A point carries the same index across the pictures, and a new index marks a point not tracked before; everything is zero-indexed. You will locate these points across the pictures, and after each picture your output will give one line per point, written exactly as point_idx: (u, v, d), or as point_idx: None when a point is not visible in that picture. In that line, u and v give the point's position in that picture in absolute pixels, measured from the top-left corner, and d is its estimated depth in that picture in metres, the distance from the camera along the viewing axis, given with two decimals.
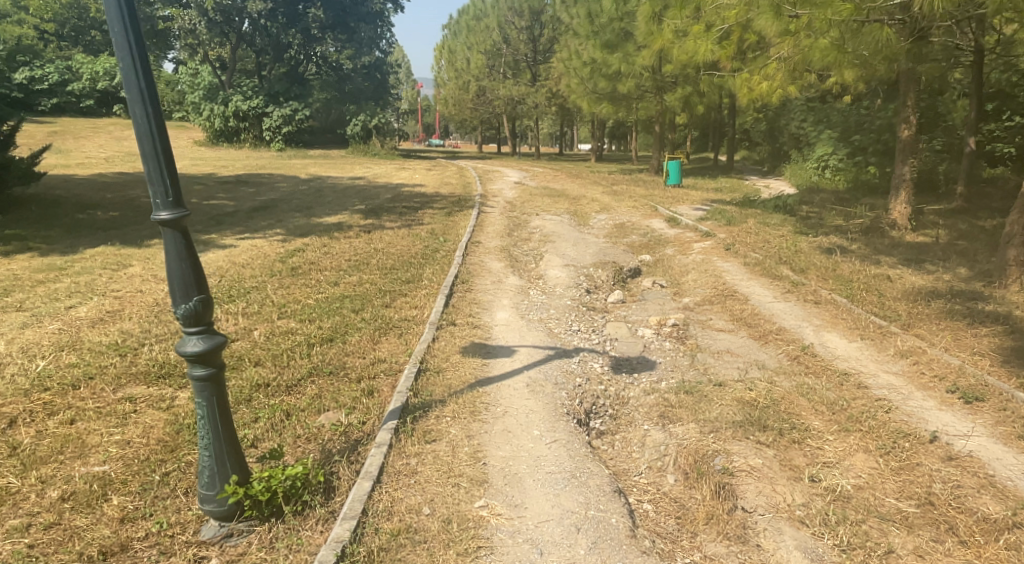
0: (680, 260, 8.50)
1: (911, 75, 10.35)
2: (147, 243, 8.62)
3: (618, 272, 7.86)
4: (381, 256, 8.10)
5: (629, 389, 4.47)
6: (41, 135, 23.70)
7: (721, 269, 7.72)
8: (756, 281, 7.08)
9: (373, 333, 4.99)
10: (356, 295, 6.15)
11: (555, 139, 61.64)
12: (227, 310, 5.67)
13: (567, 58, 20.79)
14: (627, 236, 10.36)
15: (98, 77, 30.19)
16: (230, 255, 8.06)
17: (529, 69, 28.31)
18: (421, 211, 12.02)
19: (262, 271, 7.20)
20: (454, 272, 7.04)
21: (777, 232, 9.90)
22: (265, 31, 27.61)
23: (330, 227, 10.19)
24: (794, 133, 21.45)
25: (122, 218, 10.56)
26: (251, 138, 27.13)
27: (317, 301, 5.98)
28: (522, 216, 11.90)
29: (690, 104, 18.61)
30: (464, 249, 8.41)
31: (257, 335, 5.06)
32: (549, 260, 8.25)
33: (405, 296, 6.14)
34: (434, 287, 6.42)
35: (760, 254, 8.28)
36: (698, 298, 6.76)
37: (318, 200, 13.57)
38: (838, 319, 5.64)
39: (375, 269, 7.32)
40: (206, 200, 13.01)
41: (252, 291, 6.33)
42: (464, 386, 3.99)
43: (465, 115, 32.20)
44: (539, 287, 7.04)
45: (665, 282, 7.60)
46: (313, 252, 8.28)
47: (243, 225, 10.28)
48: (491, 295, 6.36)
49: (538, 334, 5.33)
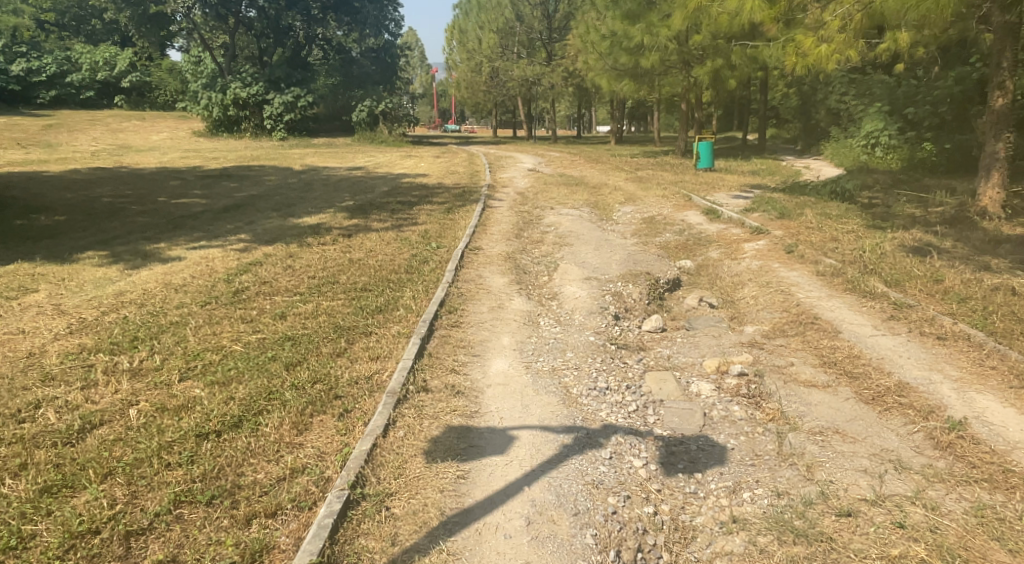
0: (731, 269, 6.77)
1: (1008, 28, 8.39)
2: (76, 257, 7.10)
3: (653, 288, 6.15)
4: (355, 270, 6.48)
5: (693, 512, 2.80)
6: (34, 129, 22.47)
7: (789, 281, 5.97)
8: (843, 301, 5.33)
9: (303, 408, 3.39)
10: (300, 337, 4.51)
11: (572, 119, 59.59)
12: (113, 366, 4.07)
13: (584, 32, 18.94)
14: (658, 233, 8.65)
15: (98, 67, 28.90)
16: (168, 272, 6.50)
17: (544, 47, 26.48)
18: (416, 206, 10.41)
19: (195, 297, 5.62)
20: (441, 295, 5.38)
21: (844, 226, 8.10)
22: (264, 14, 26.03)
23: (304, 230, 8.59)
24: (834, 108, 19.42)
25: (68, 222, 9.09)
26: (252, 128, 25.43)
27: (245, 348, 4.36)
28: (534, 210, 10.21)
29: (721, 78, 16.35)
30: (460, 259, 6.75)
31: (135, 412, 3.44)
32: (566, 273, 6.55)
33: (368, 336, 4.50)
34: (410, 320, 4.77)
35: (837, 260, 6.49)
36: (767, 326, 5.04)
37: (305, 195, 12.03)
38: (985, 371, 3.92)
39: (340, 291, 5.68)
40: (177, 198, 11.50)
41: (169, 331, 4.74)
42: (423, 540, 2.43)
43: (478, 98, 30.43)
44: (552, 315, 5.35)
45: (716, 301, 5.88)
46: (272, 266, 6.67)
47: (205, 230, 8.73)
48: (486, 332, 4.70)
49: (546, 402, 3.66)
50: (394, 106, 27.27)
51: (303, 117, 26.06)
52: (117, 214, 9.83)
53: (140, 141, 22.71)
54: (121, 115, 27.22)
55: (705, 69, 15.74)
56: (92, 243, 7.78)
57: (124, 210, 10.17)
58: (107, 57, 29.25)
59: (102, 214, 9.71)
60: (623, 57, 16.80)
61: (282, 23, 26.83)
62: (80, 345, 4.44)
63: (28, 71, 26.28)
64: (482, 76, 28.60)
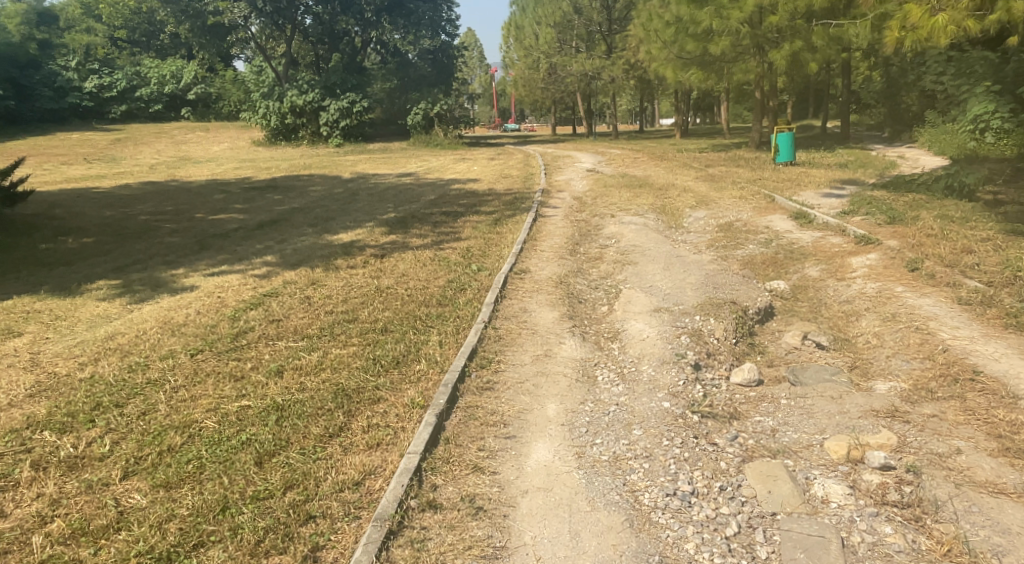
0: (838, 294, 5.45)
1: None
2: (85, 287, 6.46)
3: (741, 322, 4.90)
4: (380, 302, 5.53)
5: None
6: (102, 143, 22.82)
7: (925, 314, 4.65)
8: (1006, 348, 4.01)
9: (258, 543, 2.42)
10: (292, 407, 3.54)
11: (634, 113, 57.73)
12: (50, 453, 3.19)
13: (646, 21, 17.56)
14: (739, 243, 7.37)
15: (166, 81, 29.12)
16: (172, 308, 5.69)
17: (604, 40, 25.16)
18: (461, 217, 9.45)
19: (189, 342, 4.75)
20: (474, 342, 4.33)
21: (976, 233, 6.62)
22: (320, 19, 25.86)
23: (336, 250, 7.75)
24: (931, 89, 17.30)
25: (95, 245, 8.54)
26: (309, 135, 24.98)
27: (219, 424, 3.41)
28: (591, 219, 9.09)
29: (800, 63, 14.66)
30: (502, 286, 5.72)
31: (40, 539, 2.53)
32: (631, 302, 5.39)
33: (374, 408, 3.50)
34: (429, 382, 3.74)
35: (982, 282, 5.13)
36: (905, 387, 3.78)
37: (347, 206, 11.29)
38: None
39: (355, 334, 4.71)
40: (215, 214, 10.92)
41: (140, 395, 3.84)
42: None
43: (536, 96, 29.35)
44: (612, 366, 4.21)
45: (825, 340, 4.63)
46: (288, 298, 5.80)
47: (231, 251, 8.00)
48: (527, 399, 3.61)
49: (605, 525, 2.57)
50: (450, 108, 26.51)
51: (359, 123, 25.50)
52: (147, 234, 9.25)
53: (201, 152, 22.72)
54: (186, 127, 27.46)
55: (784, 52, 13.96)
56: (106, 270, 7.13)
57: (156, 229, 9.62)
58: (173, 70, 29.42)
59: (133, 235, 9.16)
60: (690, 45, 15.40)
61: (336, 27, 26.67)
62: (28, 419, 3.58)
63: (99, 87, 27.04)
64: (539, 73, 27.52)
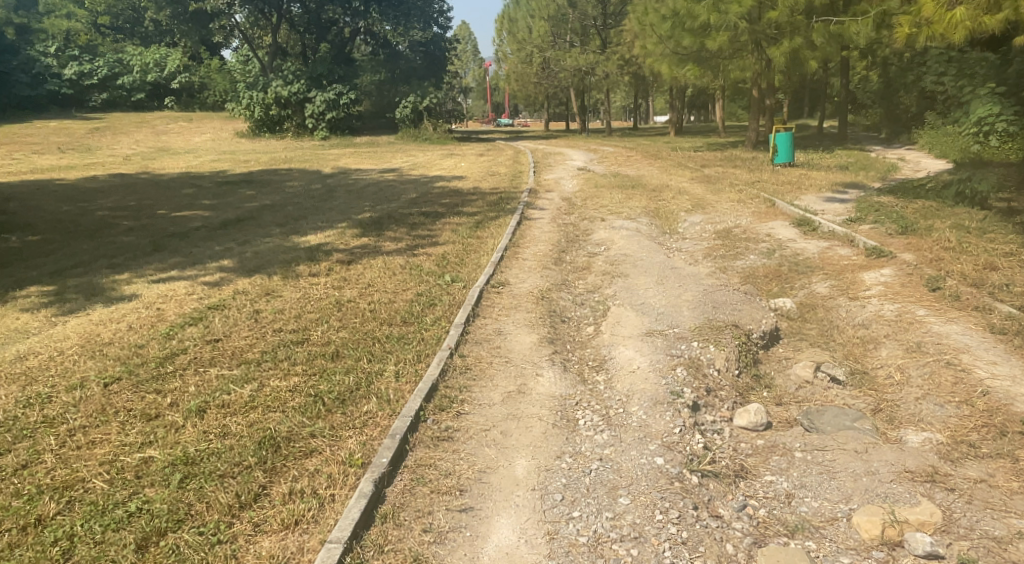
0: (852, 317, 4.85)
1: None
2: (12, 295, 5.77)
3: (744, 351, 4.26)
4: (336, 319, 4.87)
5: None
6: (79, 132, 21.97)
7: (956, 345, 4.05)
8: None
9: None
10: (203, 462, 2.88)
11: (628, 110, 57.16)
12: None
13: (641, 14, 16.91)
14: (740, 253, 6.76)
15: (149, 69, 27.93)
16: (100, 323, 5.01)
17: (598, 34, 24.46)
18: (441, 219, 8.81)
19: (106, 367, 4.07)
20: (435, 376, 3.69)
21: (997, 246, 6.06)
22: (306, 8, 25.11)
23: (300, 254, 7.10)
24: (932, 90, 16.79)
25: (41, 244, 7.84)
26: (295, 127, 24.14)
27: (111, 484, 2.77)
28: (579, 222, 8.49)
29: (800, 59, 14.07)
30: (476, 302, 5.09)
31: None
32: (620, 323, 4.76)
33: (304, 465, 2.86)
34: (375, 432, 3.12)
35: (1016, 306, 4.54)
36: (944, 441, 3.17)
37: (323, 204, 10.63)
38: None
39: (300, 361, 4.06)
40: (180, 211, 10.22)
41: (29, 439, 3.20)
42: None
43: (529, 91, 28.68)
44: (597, 406, 3.58)
45: (842, 375, 4.02)
46: (235, 311, 5.14)
47: (186, 254, 7.33)
48: (492, 454, 3.00)
49: None
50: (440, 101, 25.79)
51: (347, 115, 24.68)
52: (100, 232, 8.55)
53: (182, 143, 21.90)
54: (168, 117, 26.46)
55: (783, 49, 13.35)
56: (43, 274, 6.45)
57: (112, 227, 8.92)
58: (157, 58, 28.25)
59: (85, 233, 8.46)
60: (686, 40, 14.74)
61: (323, 17, 25.90)
62: None
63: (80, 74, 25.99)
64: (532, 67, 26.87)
